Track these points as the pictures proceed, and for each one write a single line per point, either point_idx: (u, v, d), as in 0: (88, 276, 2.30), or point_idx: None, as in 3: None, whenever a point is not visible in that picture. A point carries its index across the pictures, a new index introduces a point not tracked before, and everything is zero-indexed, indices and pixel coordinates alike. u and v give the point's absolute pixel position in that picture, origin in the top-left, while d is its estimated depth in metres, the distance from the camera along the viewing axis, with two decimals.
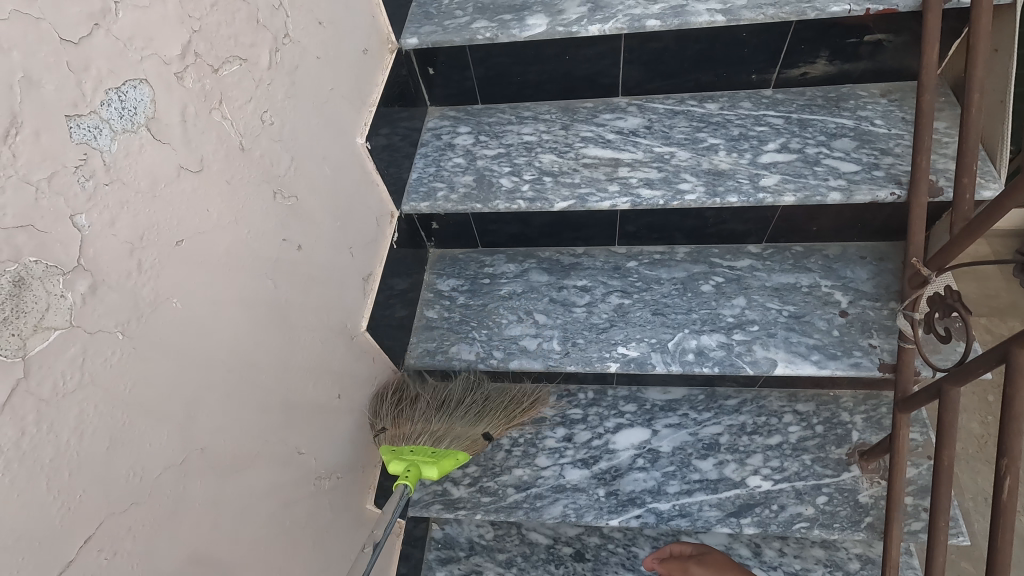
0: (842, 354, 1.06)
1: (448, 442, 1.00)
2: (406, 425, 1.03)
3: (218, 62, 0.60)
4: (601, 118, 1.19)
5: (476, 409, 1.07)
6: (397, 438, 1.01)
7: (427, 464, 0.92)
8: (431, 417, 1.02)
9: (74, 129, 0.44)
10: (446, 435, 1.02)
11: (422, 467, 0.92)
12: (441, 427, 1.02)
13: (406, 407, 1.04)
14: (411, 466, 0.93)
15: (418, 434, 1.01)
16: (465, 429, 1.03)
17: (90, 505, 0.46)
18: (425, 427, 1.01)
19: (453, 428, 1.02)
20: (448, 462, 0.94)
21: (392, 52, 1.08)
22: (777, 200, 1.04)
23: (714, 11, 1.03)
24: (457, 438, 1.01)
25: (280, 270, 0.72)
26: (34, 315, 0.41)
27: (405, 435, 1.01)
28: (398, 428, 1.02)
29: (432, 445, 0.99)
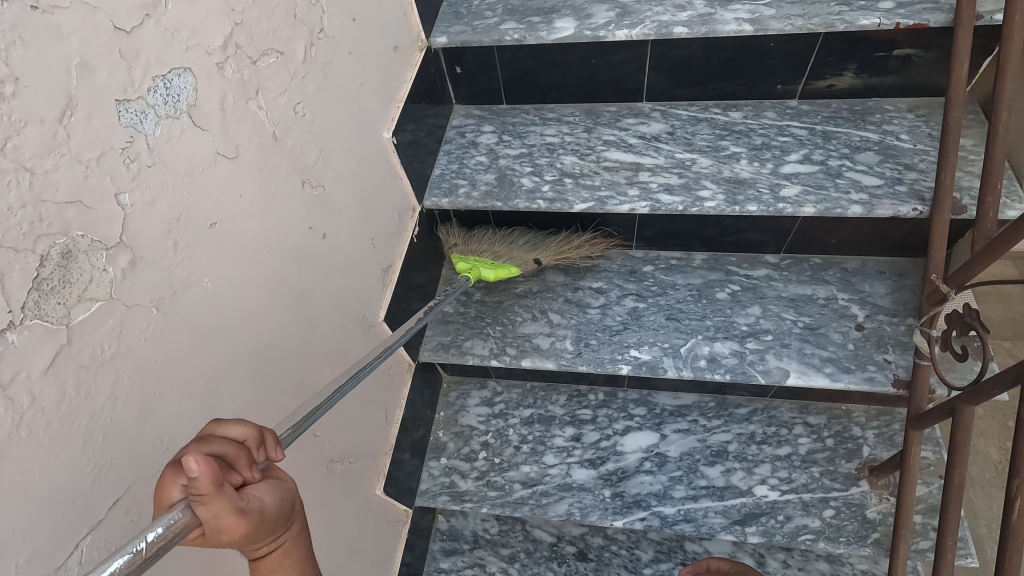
0: (856, 368, 1.06)
1: (506, 260, 1.17)
2: (474, 240, 1.20)
3: (256, 54, 0.62)
4: (624, 122, 1.20)
5: (532, 241, 1.19)
6: (466, 250, 1.20)
7: (484, 265, 1.12)
8: (493, 243, 1.19)
9: (123, 113, 0.46)
10: (506, 254, 1.18)
11: (480, 269, 1.12)
12: (500, 248, 1.18)
13: (475, 237, 1.21)
14: (473, 267, 1.14)
15: (484, 250, 1.18)
16: (521, 254, 1.17)
17: (120, 469, 0.48)
18: (489, 245, 1.19)
19: (511, 251, 1.18)
20: (502, 270, 1.12)
21: (422, 50, 1.10)
22: (797, 211, 1.04)
23: (742, 20, 1.04)
24: (513, 258, 1.16)
25: (305, 256, 0.75)
26: (78, 286, 0.43)
27: (473, 244, 1.19)
28: (467, 243, 1.20)
29: (492, 259, 1.17)
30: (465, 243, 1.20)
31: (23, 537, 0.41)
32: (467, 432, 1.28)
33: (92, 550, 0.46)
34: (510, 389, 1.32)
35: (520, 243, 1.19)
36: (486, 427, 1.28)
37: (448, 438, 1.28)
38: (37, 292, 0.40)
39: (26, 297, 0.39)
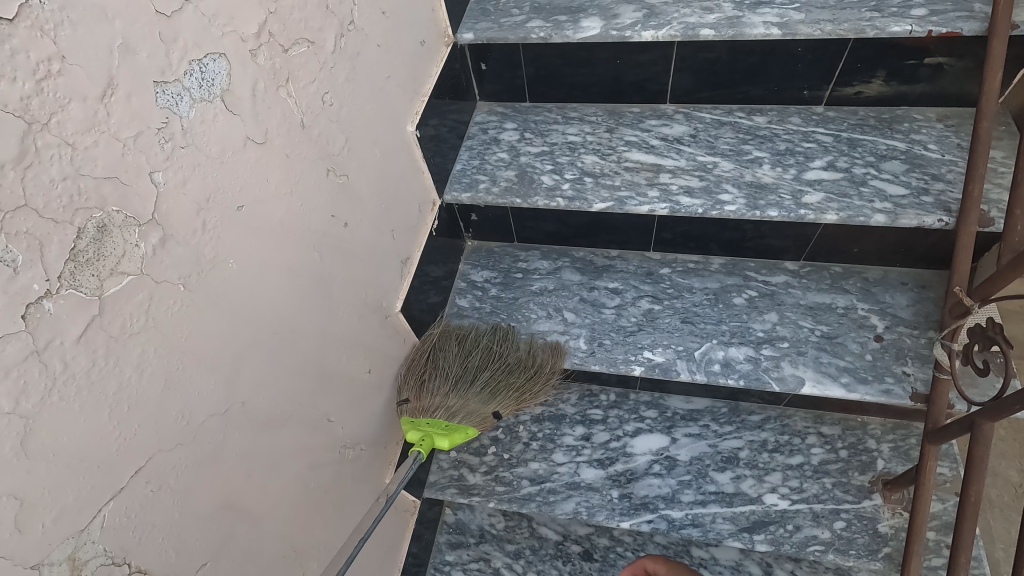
0: (873, 379, 1.04)
1: (460, 418, 0.96)
2: (425, 396, 0.99)
3: (288, 42, 0.64)
4: (646, 124, 1.20)
5: (490, 378, 0.99)
6: (417, 408, 0.99)
7: (438, 436, 0.92)
8: (447, 391, 0.98)
9: (160, 95, 0.47)
10: (460, 408, 0.97)
11: (436, 438, 0.93)
12: (454, 401, 0.97)
13: (427, 376, 1.01)
14: (426, 437, 0.94)
15: (433, 406, 0.98)
16: (478, 405, 0.97)
17: (143, 439, 0.50)
18: (444, 401, 0.97)
19: (465, 404, 0.96)
20: (457, 436, 0.93)
21: (448, 45, 1.11)
22: (819, 218, 1.03)
23: (770, 24, 1.03)
24: (469, 416, 0.96)
25: (327, 243, 0.76)
26: (111, 259, 0.45)
27: (423, 406, 0.99)
28: (419, 399, 0.99)
29: (446, 419, 0.96)
30: (415, 403, 0.99)
31: (52, 498, 0.42)
32: (478, 427, 1.29)
33: (114, 516, 0.48)
34: None
35: (476, 391, 0.98)
36: (497, 423, 1.28)
37: None
38: (73, 263, 0.41)
39: (62, 267, 0.41)
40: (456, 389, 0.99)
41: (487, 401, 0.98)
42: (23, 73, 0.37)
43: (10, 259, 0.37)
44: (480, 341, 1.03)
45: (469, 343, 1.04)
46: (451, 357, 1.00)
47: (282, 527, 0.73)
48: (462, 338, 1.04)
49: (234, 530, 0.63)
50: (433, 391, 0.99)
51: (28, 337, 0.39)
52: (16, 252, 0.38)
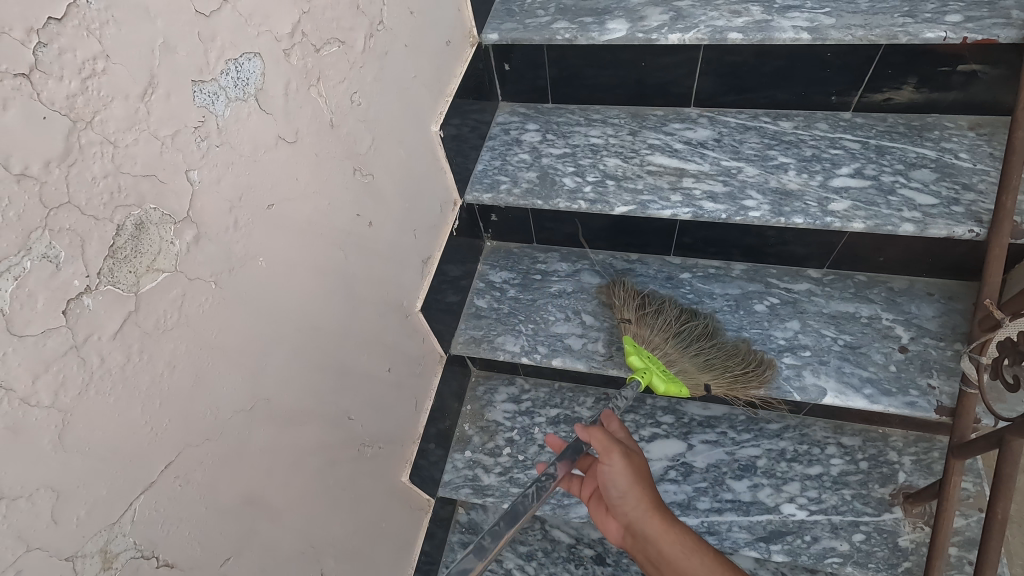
0: (897, 391, 1.03)
1: (677, 372, 1.06)
2: (647, 329, 1.09)
3: (321, 42, 0.64)
4: (670, 127, 1.19)
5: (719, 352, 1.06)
6: (636, 334, 1.10)
7: (660, 376, 1.02)
8: (668, 341, 1.08)
9: (197, 93, 0.48)
10: (676, 362, 1.07)
11: (655, 376, 1.03)
12: (674, 352, 1.07)
13: (651, 312, 1.10)
14: (647, 368, 1.03)
15: (652, 345, 1.08)
16: (692, 369, 1.06)
17: (173, 435, 0.50)
18: (659, 344, 1.08)
19: (681, 361, 1.06)
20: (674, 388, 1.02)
21: (473, 45, 1.11)
22: (845, 226, 1.01)
23: (799, 28, 1.02)
24: (682, 372, 1.05)
25: (351, 242, 0.76)
26: (147, 256, 0.45)
27: (642, 335, 1.09)
28: (638, 328, 1.10)
29: (663, 363, 1.06)
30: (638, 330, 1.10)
31: (85, 491, 0.43)
32: (493, 427, 1.29)
33: (143, 509, 0.48)
34: (538, 388, 1.32)
35: (693, 354, 1.07)
36: (512, 424, 1.28)
37: (473, 432, 1.29)
38: (112, 260, 0.42)
39: (101, 263, 0.41)
40: (684, 345, 1.07)
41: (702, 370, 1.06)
42: (69, 71, 0.37)
43: (53, 255, 0.38)
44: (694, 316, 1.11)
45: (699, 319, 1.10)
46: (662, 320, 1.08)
47: (301, 523, 0.74)
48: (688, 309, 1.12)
49: (256, 526, 0.64)
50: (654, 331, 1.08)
51: (67, 332, 0.40)
52: (58, 248, 0.38)
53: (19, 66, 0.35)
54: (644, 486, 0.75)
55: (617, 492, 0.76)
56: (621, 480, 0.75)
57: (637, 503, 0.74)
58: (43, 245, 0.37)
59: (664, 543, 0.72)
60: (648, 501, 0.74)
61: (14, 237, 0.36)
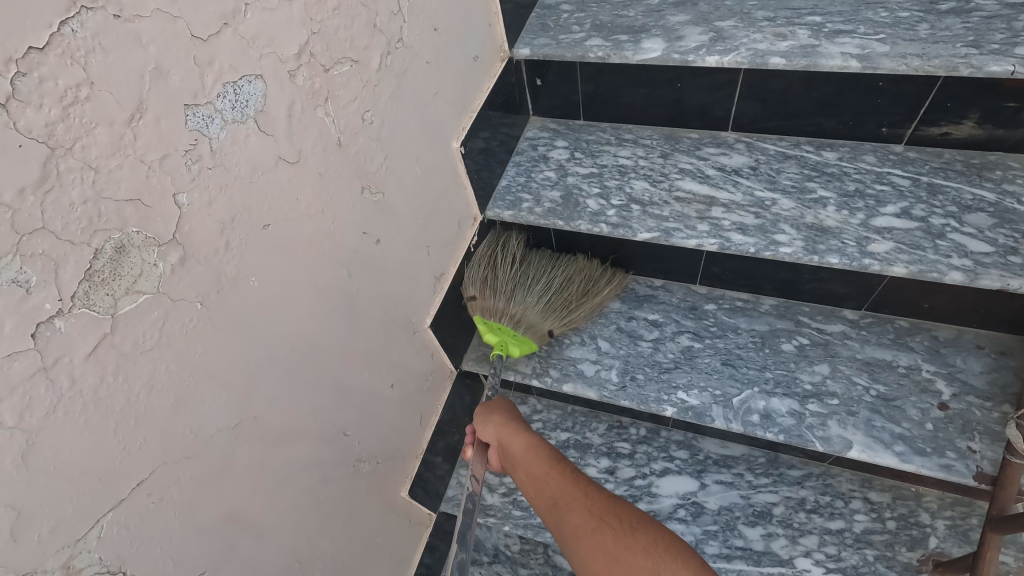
0: (932, 451, 0.94)
1: (524, 329, 1.05)
2: (491, 296, 1.06)
3: (330, 62, 0.64)
4: (704, 151, 1.14)
5: (552, 285, 1.08)
6: (485, 308, 1.07)
7: (512, 343, 1.02)
8: (510, 300, 1.05)
9: (190, 117, 0.48)
10: (522, 318, 1.05)
11: (508, 345, 1.03)
12: (518, 310, 1.05)
13: (489, 278, 1.08)
14: (501, 343, 1.03)
15: (501, 311, 1.05)
16: (538, 318, 1.06)
17: (148, 452, 0.51)
18: (509, 307, 1.05)
19: (528, 314, 1.05)
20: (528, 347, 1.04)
21: (503, 60, 1.09)
22: (885, 270, 0.94)
23: (849, 55, 0.95)
24: (530, 329, 1.05)
25: (357, 260, 0.76)
26: (128, 278, 0.45)
27: (491, 308, 1.06)
28: (485, 298, 1.07)
29: (512, 326, 1.05)
30: (486, 303, 1.06)
31: (49, 509, 0.43)
32: None
33: (113, 526, 0.49)
34: (549, 409, 1.29)
35: (536, 304, 1.06)
36: None
37: None
38: (88, 283, 0.42)
39: (76, 287, 0.42)
40: (521, 301, 1.06)
41: (545, 316, 1.06)
42: (50, 99, 0.38)
43: (24, 280, 0.38)
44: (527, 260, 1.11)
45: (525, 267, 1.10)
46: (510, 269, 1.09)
47: (287, 537, 0.74)
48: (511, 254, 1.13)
49: (237, 541, 0.64)
50: (496, 290, 1.06)
51: (36, 355, 0.40)
52: (30, 273, 0.39)
53: None
54: (511, 410, 0.84)
55: (484, 427, 0.83)
56: (480, 414, 0.84)
57: (501, 426, 0.81)
58: (14, 270, 0.38)
59: (521, 451, 0.78)
60: (508, 419, 0.82)
61: None
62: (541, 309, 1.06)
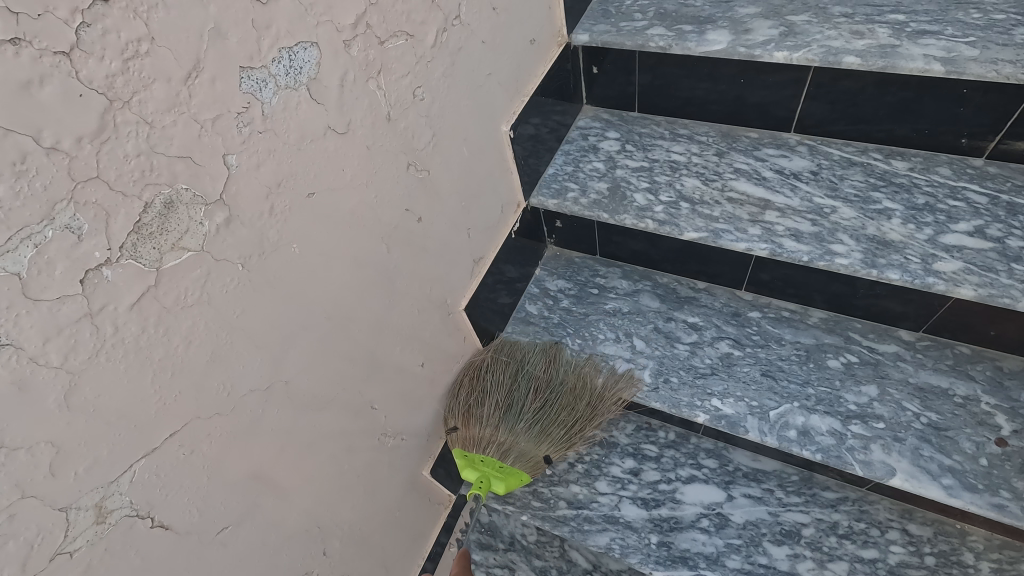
0: (983, 488, 0.88)
1: (513, 460, 0.98)
2: (476, 427, 0.99)
3: (386, 35, 0.63)
4: (762, 152, 1.09)
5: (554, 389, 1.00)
6: (468, 439, 1.00)
7: (495, 479, 0.96)
8: (497, 425, 0.97)
9: (245, 80, 0.48)
10: (512, 449, 0.98)
11: (492, 480, 0.97)
12: (507, 439, 0.98)
13: (476, 404, 1.00)
14: (483, 478, 0.98)
15: (486, 442, 0.98)
16: (529, 446, 0.98)
17: (183, 406, 0.52)
18: (495, 438, 0.97)
19: (518, 443, 0.97)
20: (514, 481, 0.97)
21: (561, 45, 1.07)
22: (950, 291, 0.88)
23: (932, 58, 0.88)
24: (519, 458, 0.97)
25: (397, 237, 0.76)
26: (174, 234, 0.46)
27: (473, 437, 0.99)
28: (467, 429, 0.99)
29: (499, 458, 0.98)
30: (468, 434, 0.99)
31: (86, 450, 0.45)
32: None
33: (144, 472, 0.51)
34: None
35: (526, 432, 0.97)
36: None
37: None
38: (136, 235, 0.43)
39: (125, 238, 0.43)
40: (510, 428, 0.97)
41: (537, 443, 0.98)
42: (112, 52, 0.39)
43: (76, 226, 0.40)
44: (520, 367, 1.03)
45: (519, 383, 1.01)
46: (499, 381, 1.00)
47: (309, 501, 0.75)
48: (510, 359, 1.04)
49: (260, 501, 0.66)
50: (483, 421, 0.98)
51: (83, 300, 0.42)
52: (82, 220, 0.40)
53: (60, 44, 0.36)
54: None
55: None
56: None
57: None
58: (68, 215, 0.39)
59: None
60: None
61: (39, 207, 0.37)
62: (532, 436, 0.97)
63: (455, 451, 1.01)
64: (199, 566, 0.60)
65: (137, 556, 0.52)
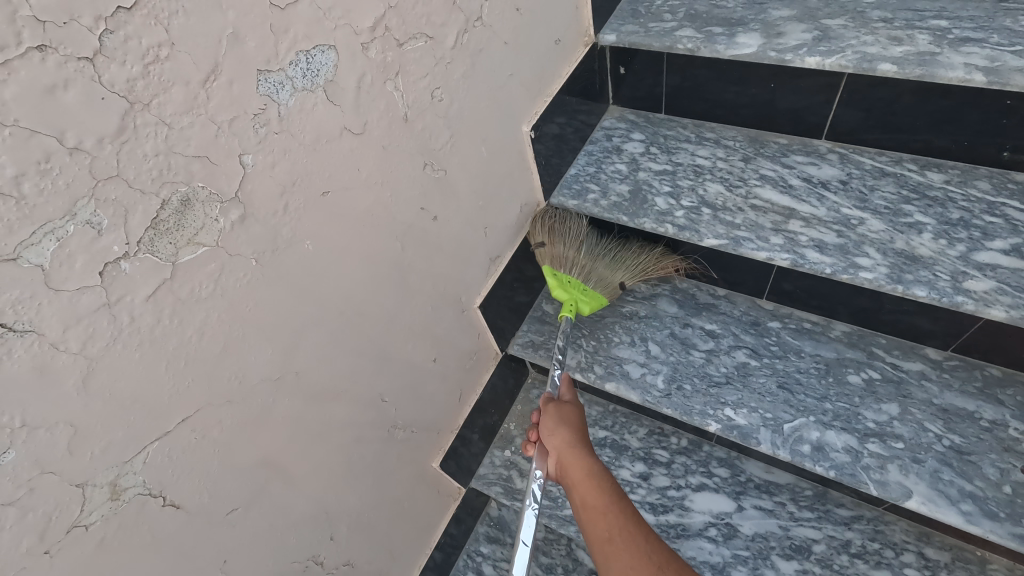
0: (1005, 517, 0.85)
1: (594, 284, 1.09)
2: (560, 246, 1.08)
3: (405, 37, 0.64)
4: (790, 159, 1.06)
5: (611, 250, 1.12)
6: (554, 257, 1.08)
7: (584, 303, 1.04)
8: (580, 249, 1.09)
9: (261, 83, 0.50)
10: (592, 272, 1.09)
11: (578, 303, 1.05)
12: (586, 262, 1.09)
13: (560, 228, 1.10)
14: (573, 300, 1.05)
15: (570, 262, 1.07)
16: (606, 271, 1.10)
17: (195, 393, 0.55)
18: (577, 258, 1.08)
19: (596, 268, 1.08)
20: (597, 304, 1.07)
21: (587, 45, 1.06)
22: (980, 311, 0.84)
23: (974, 67, 0.84)
24: (599, 282, 1.08)
25: (412, 234, 0.77)
26: (189, 230, 0.48)
27: (558, 257, 1.08)
28: (555, 247, 1.08)
29: (581, 279, 1.07)
30: (555, 251, 1.07)
31: (101, 431, 0.48)
32: None
33: (157, 454, 0.53)
34: (591, 405, 1.27)
35: (605, 258, 1.10)
36: None
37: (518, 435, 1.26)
38: (153, 231, 0.46)
39: (142, 234, 0.45)
40: (591, 253, 1.09)
41: (615, 269, 1.10)
42: (133, 57, 0.41)
43: (96, 222, 0.42)
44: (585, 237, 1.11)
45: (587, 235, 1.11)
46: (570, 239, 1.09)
47: (317, 487, 0.78)
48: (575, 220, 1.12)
49: (268, 485, 0.69)
50: (569, 245, 1.08)
51: (101, 291, 0.44)
52: (102, 217, 0.42)
53: (84, 50, 0.38)
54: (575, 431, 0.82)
55: (549, 439, 0.83)
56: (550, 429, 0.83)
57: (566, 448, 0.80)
58: (88, 212, 0.41)
59: (579, 477, 0.77)
60: (575, 443, 0.80)
61: (61, 204, 0.40)
62: (612, 263, 1.10)
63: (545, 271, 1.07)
64: (207, 544, 0.63)
65: (147, 532, 0.55)
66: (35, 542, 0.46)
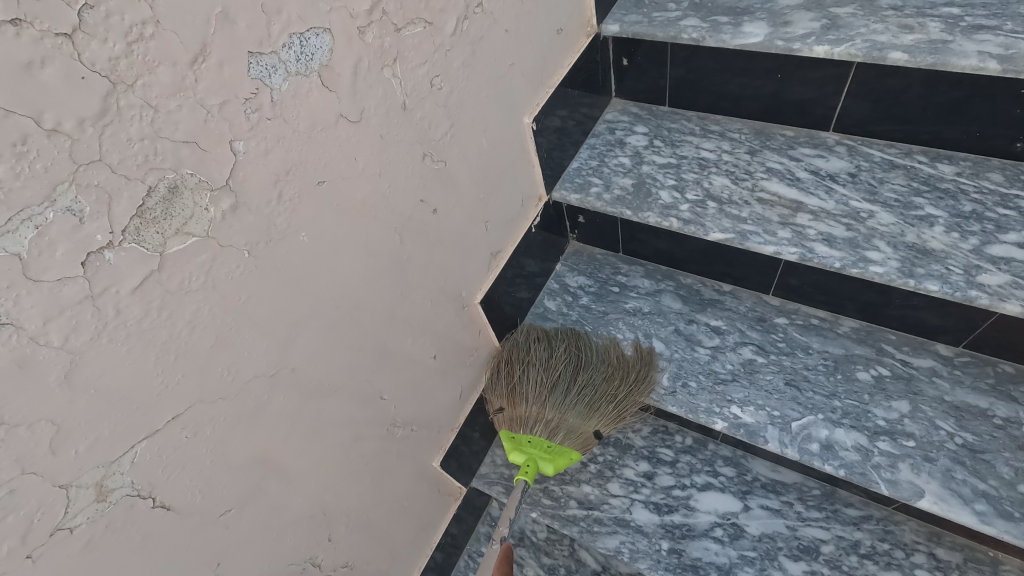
0: (1020, 517, 0.82)
1: (562, 439, 0.98)
2: (521, 405, 1.01)
3: (403, 22, 0.62)
4: (797, 151, 1.04)
5: (584, 388, 1.00)
6: (515, 420, 1.02)
7: (544, 459, 0.96)
8: (543, 402, 1.00)
9: (253, 65, 0.48)
10: (560, 425, 0.99)
11: (539, 462, 0.97)
12: (554, 417, 0.99)
13: (521, 381, 1.02)
14: (531, 461, 0.97)
15: (532, 421, 1.00)
16: (578, 423, 0.99)
17: (187, 389, 0.53)
18: (541, 416, 0.99)
19: (565, 419, 0.99)
20: (563, 460, 0.96)
21: (590, 36, 1.04)
22: (994, 305, 0.82)
23: (988, 55, 0.82)
24: (568, 435, 0.98)
25: (410, 228, 0.75)
26: (178, 219, 0.46)
27: (526, 385, 1.01)
28: (514, 411, 1.02)
29: (546, 437, 0.99)
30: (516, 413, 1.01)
31: (88, 429, 0.46)
32: None
33: (146, 452, 0.51)
34: None
35: (574, 406, 0.99)
36: None
37: None
38: (139, 220, 0.44)
39: (127, 222, 0.43)
40: (558, 405, 1.00)
41: (587, 418, 0.99)
42: (115, 35, 0.39)
43: (78, 209, 0.40)
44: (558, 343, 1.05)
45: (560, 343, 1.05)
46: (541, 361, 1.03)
47: (314, 488, 0.76)
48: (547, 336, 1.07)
49: (263, 485, 0.67)
50: (528, 400, 1.00)
51: (85, 282, 0.42)
52: (84, 203, 0.40)
53: (63, 25, 0.36)
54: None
55: None
56: None
57: None
58: (69, 198, 0.39)
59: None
60: None
61: (39, 188, 0.38)
62: (581, 411, 0.98)
63: (502, 434, 1.01)
64: (200, 546, 0.61)
65: (137, 533, 0.53)
66: (17, 545, 0.44)
